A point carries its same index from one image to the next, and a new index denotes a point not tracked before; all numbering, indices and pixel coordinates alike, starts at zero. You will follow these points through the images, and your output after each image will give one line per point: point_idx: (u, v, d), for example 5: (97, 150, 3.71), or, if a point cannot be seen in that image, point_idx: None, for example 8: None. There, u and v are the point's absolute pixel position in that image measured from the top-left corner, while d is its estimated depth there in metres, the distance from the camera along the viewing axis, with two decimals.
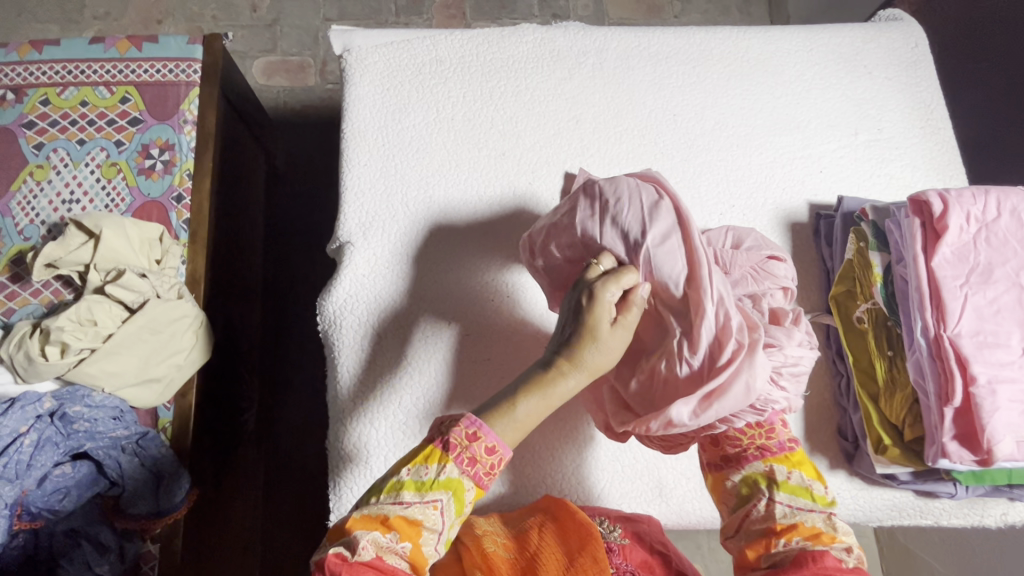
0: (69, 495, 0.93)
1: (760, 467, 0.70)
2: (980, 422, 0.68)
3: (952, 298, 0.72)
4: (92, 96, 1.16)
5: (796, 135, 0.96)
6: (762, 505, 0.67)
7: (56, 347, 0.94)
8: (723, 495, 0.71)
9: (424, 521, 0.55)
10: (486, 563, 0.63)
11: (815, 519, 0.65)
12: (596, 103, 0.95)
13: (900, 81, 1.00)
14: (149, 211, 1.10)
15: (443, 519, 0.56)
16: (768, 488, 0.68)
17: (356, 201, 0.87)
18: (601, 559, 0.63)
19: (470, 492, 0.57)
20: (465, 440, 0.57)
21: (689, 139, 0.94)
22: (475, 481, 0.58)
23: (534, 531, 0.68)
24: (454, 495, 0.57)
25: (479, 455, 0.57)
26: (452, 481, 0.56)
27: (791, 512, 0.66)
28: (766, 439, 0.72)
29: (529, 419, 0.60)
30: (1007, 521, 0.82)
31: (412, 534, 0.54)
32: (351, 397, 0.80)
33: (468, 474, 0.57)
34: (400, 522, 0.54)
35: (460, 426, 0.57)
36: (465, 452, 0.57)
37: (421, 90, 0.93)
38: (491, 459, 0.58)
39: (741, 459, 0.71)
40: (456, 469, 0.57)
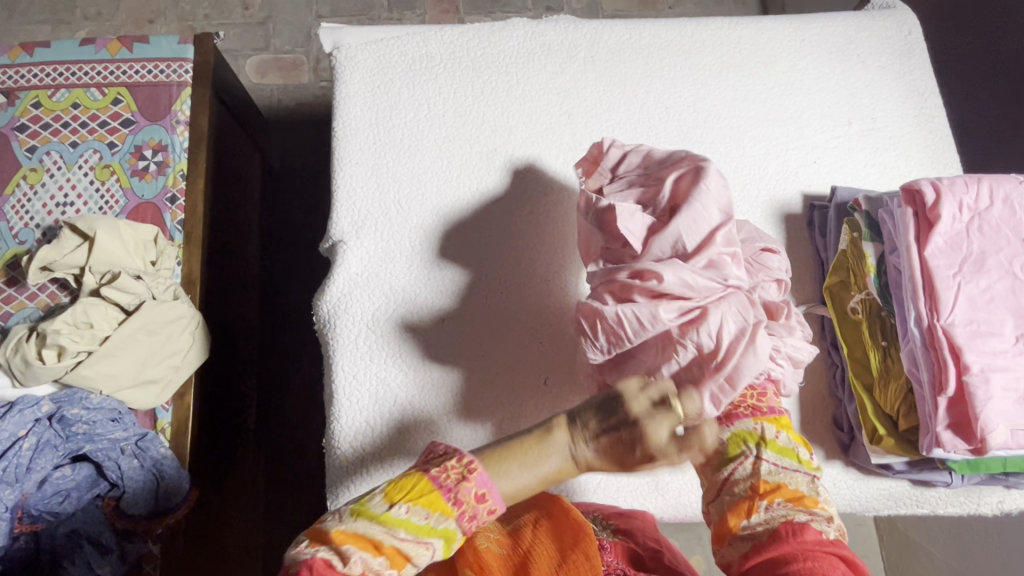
0: (70, 497, 0.94)
1: (750, 425, 0.70)
2: (974, 410, 0.68)
3: (946, 288, 0.71)
4: (84, 98, 1.15)
5: (789, 126, 0.96)
6: (746, 463, 0.68)
7: (53, 350, 0.95)
8: (705, 454, 0.71)
9: (412, 562, 0.55)
10: (480, 561, 0.63)
11: (797, 480, 0.67)
12: (588, 97, 0.94)
13: (894, 69, 1.00)
14: (143, 213, 1.10)
15: (429, 560, 0.57)
16: (756, 447, 0.69)
17: (348, 199, 0.87)
18: (593, 556, 0.63)
19: (459, 542, 0.58)
20: (471, 498, 0.57)
21: (682, 131, 0.94)
22: (468, 531, 0.58)
23: (528, 528, 0.67)
24: (446, 543, 0.57)
25: (479, 514, 0.58)
26: (449, 530, 0.56)
27: (776, 471, 0.67)
28: (757, 400, 0.73)
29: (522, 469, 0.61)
30: (1003, 508, 0.83)
31: (398, 565, 0.54)
32: (343, 399, 0.80)
33: (465, 523, 0.57)
34: (392, 553, 0.54)
35: (472, 484, 0.57)
36: (463, 499, 0.57)
37: (412, 87, 0.92)
38: (485, 507, 0.58)
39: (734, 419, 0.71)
40: (455, 522, 0.57)
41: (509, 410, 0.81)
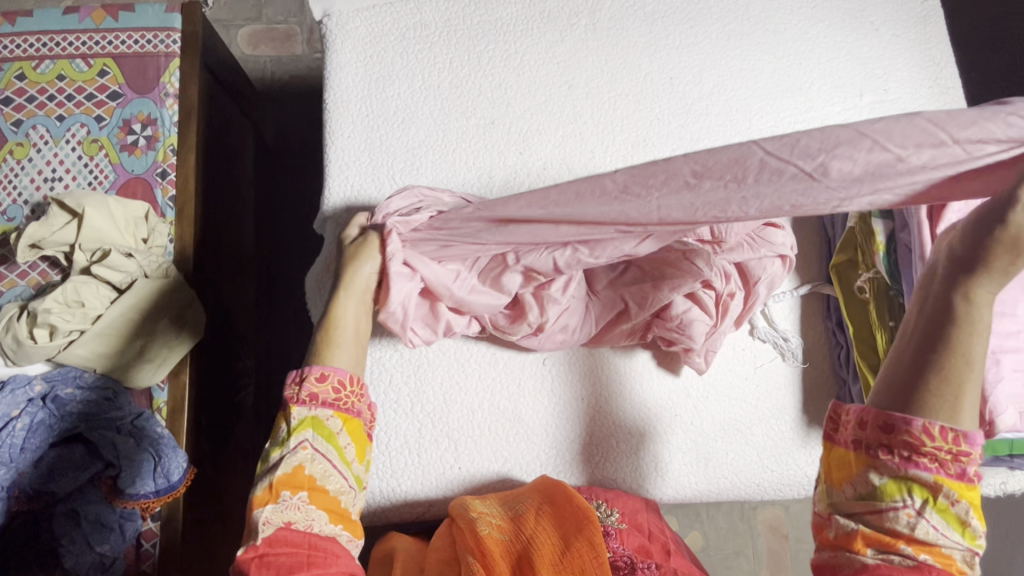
0: (66, 477, 0.93)
1: (925, 479, 0.48)
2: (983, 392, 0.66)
3: None
4: (69, 69, 1.12)
5: (798, 98, 0.92)
6: (900, 515, 0.48)
7: (44, 329, 0.94)
8: (853, 473, 0.51)
9: (315, 474, 0.55)
10: (480, 547, 0.61)
11: (949, 548, 0.48)
12: (590, 66, 0.91)
13: (909, 38, 0.95)
14: (134, 188, 1.08)
15: (321, 454, 0.57)
16: (919, 500, 0.48)
17: (340, 174, 0.84)
18: (597, 543, 0.61)
19: (331, 420, 0.58)
20: (297, 388, 0.59)
21: (686, 104, 0.90)
22: (331, 409, 0.58)
23: (530, 514, 0.67)
24: (317, 430, 0.57)
25: (319, 388, 0.59)
26: (307, 420, 0.57)
27: (933, 534, 0.48)
28: (954, 460, 0.48)
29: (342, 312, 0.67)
30: (1007, 489, 0.82)
31: (300, 482, 0.54)
32: None
33: (320, 406, 0.58)
34: (282, 480, 0.54)
35: (289, 382, 0.59)
36: (301, 394, 0.58)
37: (406, 57, 0.89)
38: (330, 385, 0.59)
39: (909, 461, 0.48)
40: (303, 410, 0.58)
41: (508, 390, 0.81)
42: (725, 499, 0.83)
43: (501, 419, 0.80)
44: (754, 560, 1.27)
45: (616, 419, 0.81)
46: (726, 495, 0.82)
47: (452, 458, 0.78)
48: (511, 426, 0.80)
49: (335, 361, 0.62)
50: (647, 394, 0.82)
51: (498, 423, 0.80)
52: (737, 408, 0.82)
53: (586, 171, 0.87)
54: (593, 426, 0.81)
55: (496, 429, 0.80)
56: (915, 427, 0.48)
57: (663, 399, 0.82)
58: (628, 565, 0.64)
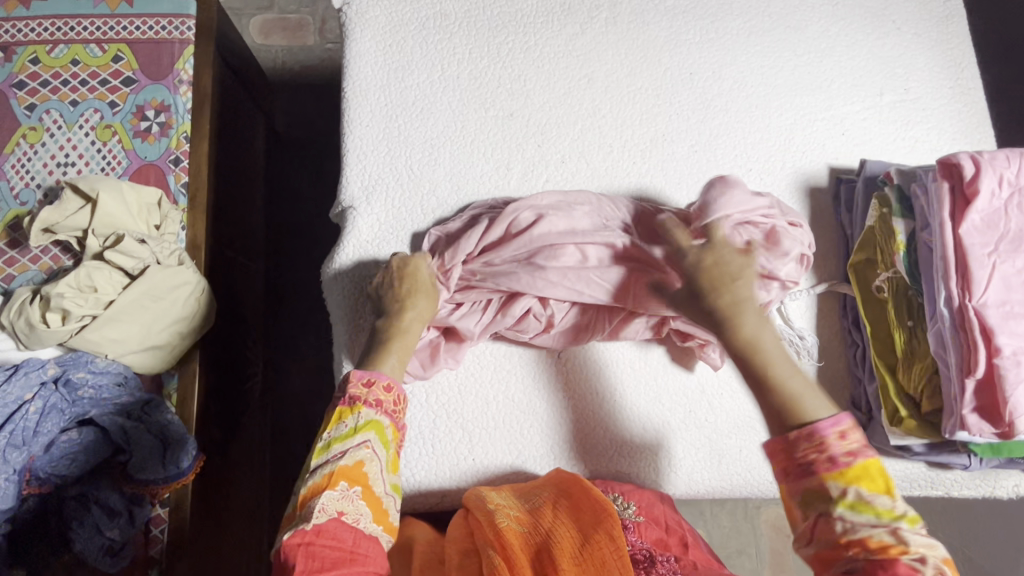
0: (76, 461, 0.94)
1: (816, 485, 0.55)
2: (1002, 394, 0.65)
3: (979, 267, 0.67)
4: (83, 54, 1.11)
5: (817, 96, 0.92)
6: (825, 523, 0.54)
7: (57, 313, 0.93)
8: (788, 501, 0.57)
9: (371, 473, 0.60)
10: (500, 540, 0.61)
11: (877, 532, 0.52)
12: (609, 60, 0.90)
13: (930, 38, 0.95)
14: (147, 174, 1.08)
15: (377, 456, 0.61)
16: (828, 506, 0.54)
17: (358, 164, 0.84)
18: (617, 536, 0.61)
19: (389, 428, 0.63)
20: (362, 390, 0.63)
21: (704, 100, 0.90)
22: (390, 418, 0.64)
23: (548, 508, 0.67)
24: (378, 433, 0.62)
25: (380, 396, 0.64)
26: (371, 422, 0.62)
27: (853, 528, 0.53)
28: (823, 453, 0.56)
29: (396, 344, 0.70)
30: (1019, 492, 0.82)
31: (358, 477, 0.59)
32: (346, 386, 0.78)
33: (382, 412, 0.63)
34: (343, 471, 0.58)
35: (352, 381, 0.63)
36: (368, 398, 0.63)
37: (425, 46, 0.88)
38: (393, 396, 0.65)
39: (807, 474, 0.56)
40: (370, 412, 0.62)
41: (523, 381, 0.81)
42: (736, 495, 0.83)
43: (516, 412, 0.80)
44: (757, 559, 1.27)
45: (630, 413, 0.81)
46: (737, 491, 0.82)
47: (466, 449, 0.78)
48: (525, 418, 0.80)
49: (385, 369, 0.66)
50: (663, 389, 0.82)
51: (512, 415, 0.80)
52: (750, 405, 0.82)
53: (604, 165, 0.87)
54: (607, 419, 0.81)
55: (511, 422, 0.80)
56: (793, 440, 0.57)
57: (677, 394, 0.82)
58: (647, 558, 0.63)
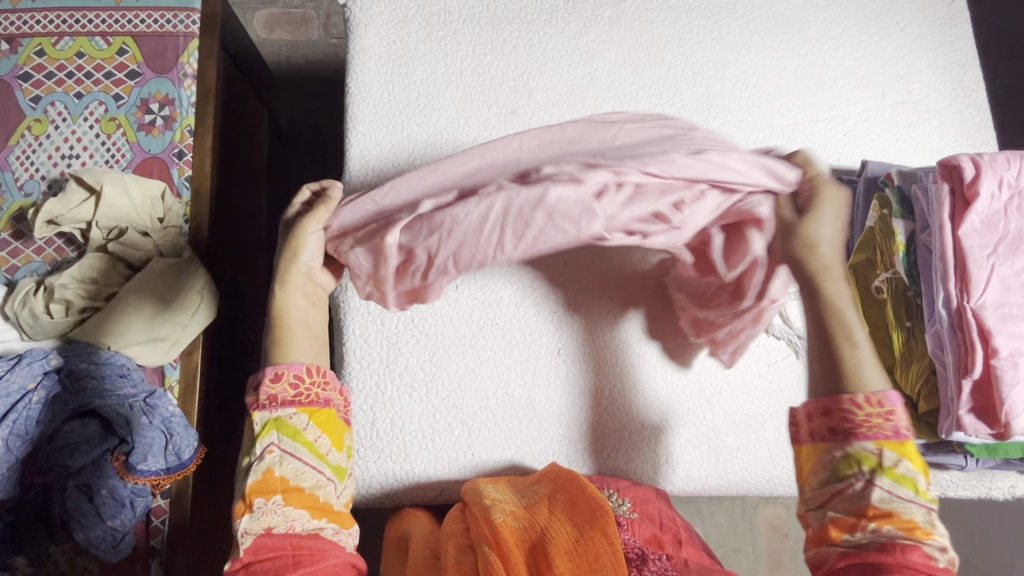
0: (79, 452, 0.94)
1: (869, 448, 0.52)
2: (999, 395, 0.65)
3: (978, 269, 0.68)
4: (88, 47, 1.12)
5: (819, 97, 0.92)
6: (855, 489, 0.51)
7: (60, 305, 0.96)
8: (809, 462, 0.54)
9: (285, 476, 0.55)
10: (495, 536, 0.62)
11: (911, 510, 0.50)
12: (613, 58, 0.90)
13: (933, 39, 0.95)
14: (150, 168, 1.08)
15: (286, 455, 0.56)
16: (871, 472, 0.51)
17: (361, 159, 0.84)
18: (611, 533, 0.62)
19: (296, 417, 0.57)
20: (257, 395, 0.58)
21: (707, 99, 0.90)
22: (293, 406, 0.58)
23: (543, 503, 0.68)
24: (281, 431, 0.57)
25: (277, 391, 0.58)
26: (270, 423, 0.57)
27: (890, 498, 0.50)
28: (884, 420, 0.52)
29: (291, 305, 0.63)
30: (1015, 493, 0.82)
31: (273, 486, 0.55)
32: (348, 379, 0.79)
33: (281, 406, 0.57)
34: (256, 487, 0.55)
35: (250, 393, 0.58)
36: (260, 399, 0.58)
37: (429, 43, 0.89)
38: (286, 381, 0.58)
39: (850, 436, 0.52)
40: (264, 414, 0.57)
41: (523, 376, 0.81)
42: (734, 493, 0.83)
43: (515, 407, 0.80)
44: (754, 557, 1.28)
45: (628, 411, 0.81)
46: (734, 490, 0.83)
47: (465, 444, 0.79)
48: (525, 414, 0.80)
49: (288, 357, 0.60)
50: (663, 386, 0.82)
51: (511, 410, 0.80)
52: (749, 404, 0.83)
53: None
54: (606, 415, 0.81)
55: (511, 417, 0.80)
56: (845, 403, 0.53)
57: (676, 392, 0.82)
58: (639, 557, 0.64)
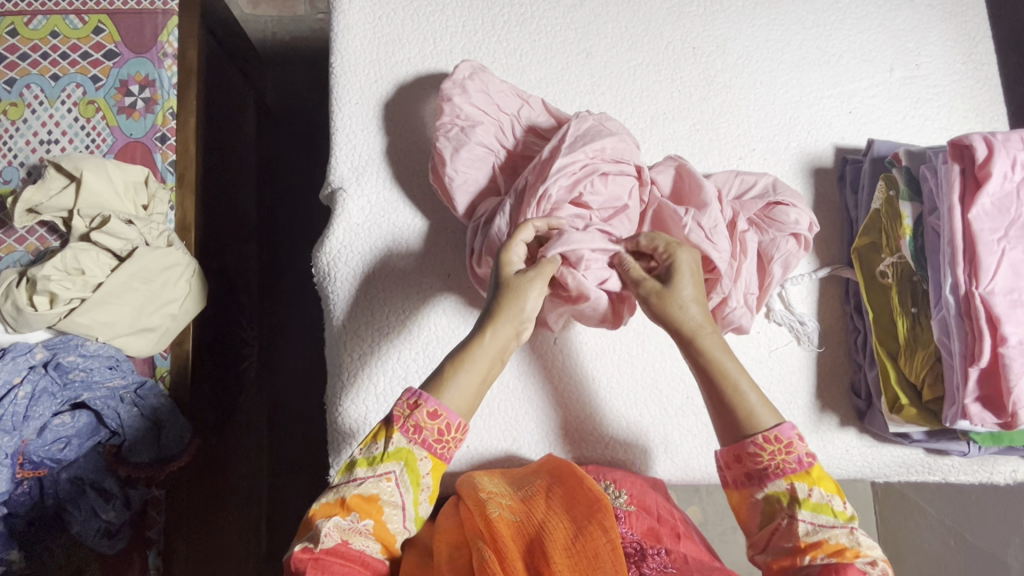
0: (70, 445, 0.94)
1: (782, 485, 0.59)
2: (1006, 383, 0.63)
3: (988, 253, 0.65)
4: (63, 26, 1.07)
5: (825, 72, 0.88)
6: (784, 523, 0.59)
7: (44, 297, 0.91)
8: (745, 504, 0.61)
9: (383, 506, 0.58)
10: (489, 531, 0.61)
11: (838, 535, 0.57)
12: (609, 33, 0.86)
13: (943, 10, 0.91)
14: (133, 152, 1.05)
15: (400, 491, 0.58)
16: (791, 506, 0.59)
17: (347, 143, 0.81)
18: (610, 527, 0.62)
19: (424, 461, 0.60)
20: (407, 410, 0.60)
21: (708, 76, 0.87)
22: (428, 449, 0.59)
23: (540, 496, 0.67)
24: (407, 466, 0.59)
25: (424, 422, 0.59)
26: (402, 451, 0.59)
27: (814, 530, 0.57)
28: (784, 456, 0.59)
29: (466, 382, 0.61)
30: (1017, 478, 0.82)
31: (372, 510, 0.57)
32: (337, 369, 0.77)
33: (419, 440, 0.59)
34: (358, 501, 0.57)
35: (401, 397, 0.60)
36: (408, 421, 0.59)
37: (416, 19, 0.84)
38: (438, 424, 0.59)
39: (764, 477, 0.60)
40: (404, 439, 0.59)
41: (518, 367, 0.79)
42: None
43: (512, 397, 0.79)
44: None
45: (624, 399, 0.80)
46: None
47: None
48: (520, 405, 0.79)
49: (446, 399, 0.60)
50: (660, 374, 0.80)
51: (505, 401, 0.79)
52: None
53: None
54: (602, 404, 0.79)
55: (506, 408, 0.78)
56: (749, 448, 0.60)
57: (676, 381, 0.80)
58: (637, 552, 0.65)
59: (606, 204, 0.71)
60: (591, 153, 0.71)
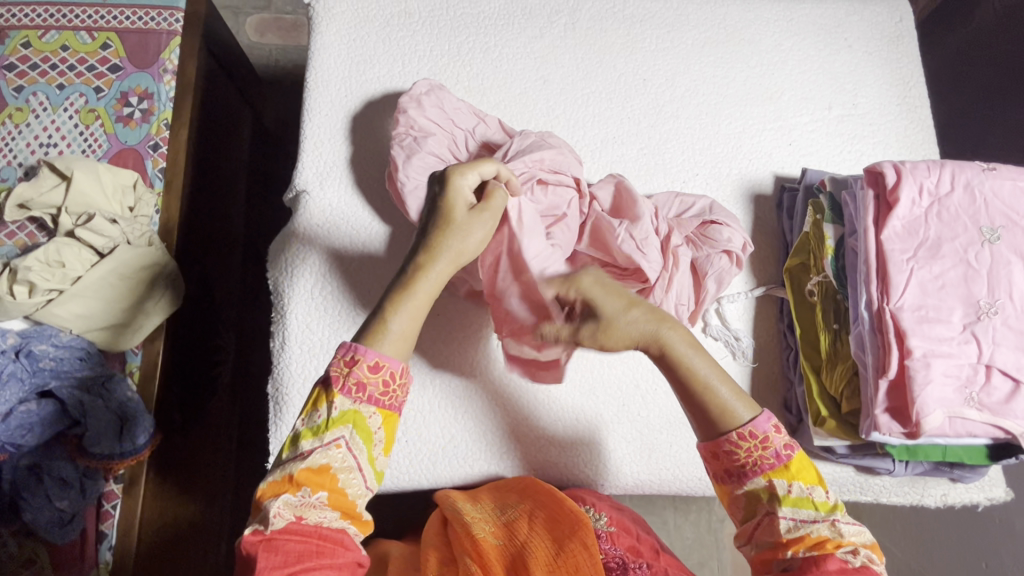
0: (32, 431, 0.95)
1: (760, 482, 0.60)
2: (912, 395, 0.66)
3: (898, 272, 0.69)
4: (74, 40, 1.15)
5: (767, 107, 0.95)
6: (764, 518, 0.59)
7: (24, 286, 0.95)
8: (729, 497, 0.62)
9: (338, 475, 0.55)
10: (476, 549, 0.65)
11: (819, 527, 0.57)
12: (566, 63, 0.93)
13: (880, 56, 0.98)
14: (125, 158, 1.11)
15: (352, 455, 0.56)
16: (770, 501, 0.59)
17: (314, 151, 0.87)
18: (590, 545, 0.65)
19: (373, 419, 0.57)
20: (345, 369, 0.57)
21: (656, 106, 0.93)
22: (375, 405, 0.57)
23: (523, 519, 0.70)
24: (357, 429, 0.56)
25: (366, 378, 0.57)
26: (347, 415, 0.56)
27: (795, 527, 0.58)
28: (762, 452, 0.60)
29: (406, 326, 0.60)
30: (947, 501, 0.83)
31: (324, 481, 0.54)
32: (284, 357, 0.80)
33: (368, 400, 0.57)
34: (307, 476, 0.54)
35: (337, 357, 0.58)
36: (349, 380, 0.56)
37: (388, 43, 0.92)
38: (382, 376, 0.57)
39: (743, 475, 0.60)
40: (347, 401, 0.56)
41: (459, 366, 0.82)
42: (666, 490, 0.84)
43: (452, 397, 0.81)
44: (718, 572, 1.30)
45: (563, 404, 0.82)
46: (668, 487, 0.84)
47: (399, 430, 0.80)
48: (459, 405, 0.81)
49: (384, 347, 0.58)
50: (597, 381, 0.83)
51: (447, 400, 0.81)
52: None
53: None
54: (540, 409, 0.82)
55: (446, 407, 0.81)
56: (726, 445, 0.61)
57: (612, 390, 0.83)
58: (620, 565, 0.68)
59: (546, 211, 0.77)
60: (530, 162, 0.77)
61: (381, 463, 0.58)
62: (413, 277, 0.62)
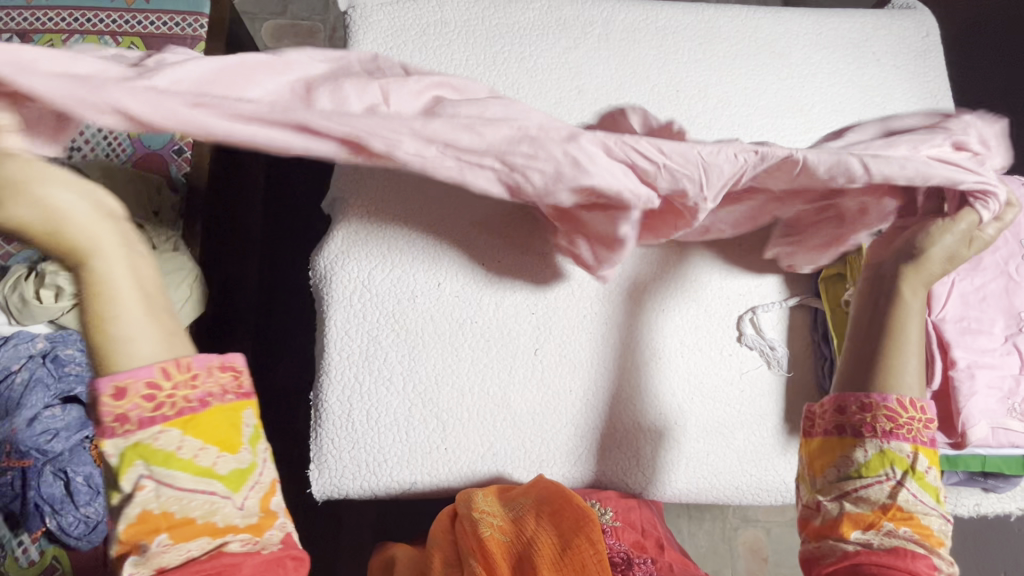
0: (58, 437, 0.91)
1: (905, 449, 0.59)
2: (957, 405, 0.67)
3: (940, 283, 0.69)
4: (97, 45, 1.13)
5: (798, 119, 0.96)
6: (885, 484, 0.58)
7: (49, 291, 0.90)
8: (838, 456, 0.60)
9: (168, 508, 0.49)
10: (481, 551, 0.68)
11: (927, 515, 0.57)
12: (600, 74, 0.94)
13: (907, 70, 0.99)
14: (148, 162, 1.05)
15: (163, 484, 0.49)
16: (902, 472, 0.58)
17: None
18: (596, 540, 0.67)
19: (161, 437, 0.49)
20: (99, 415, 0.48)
21: (690, 117, 0.94)
22: (153, 424, 0.49)
23: (530, 516, 0.71)
24: (148, 459, 0.48)
25: (113, 412, 0.48)
26: (130, 454, 0.48)
27: (914, 502, 0.57)
28: (925, 428, 0.60)
29: (125, 338, 0.50)
30: (979, 511, 0.84)
31: (156, 522, 0.49)
32: (325, 364, 0.80)
33: (140, 427, 0.49)
34: (134, 531, 0.48)
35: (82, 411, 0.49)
36: (104, 423, 0.48)
37: (425, 51, 0.92)
38: (129, 395, 0.49)
39: (890, 434, 0.59)
40: (117, 442, 0.48)
41: (498, 375, 0.82)
42: (702, 499, 0.85)
43: (490, 403, 0.82)
44: None
45: (600, 412, 0.83)
46: (705, 496, 0.85)
47: (438, 438, 0.81)
48: (498, 412, 0.82)
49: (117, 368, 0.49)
50: (635, 389, 0.83)
51: (486, 408, 0.82)
52: (717, 412, 0.84)
53: None
54: (578, 418, 0.83)
55: (485, 415, 0.81)
56: (893, 402, 0.60)
57: (651, 400, 0.83)
58: (624, 561, 0.73)
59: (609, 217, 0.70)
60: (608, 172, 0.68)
61: (210, 460, 0.50)
62: (95, 277, 0.50)
